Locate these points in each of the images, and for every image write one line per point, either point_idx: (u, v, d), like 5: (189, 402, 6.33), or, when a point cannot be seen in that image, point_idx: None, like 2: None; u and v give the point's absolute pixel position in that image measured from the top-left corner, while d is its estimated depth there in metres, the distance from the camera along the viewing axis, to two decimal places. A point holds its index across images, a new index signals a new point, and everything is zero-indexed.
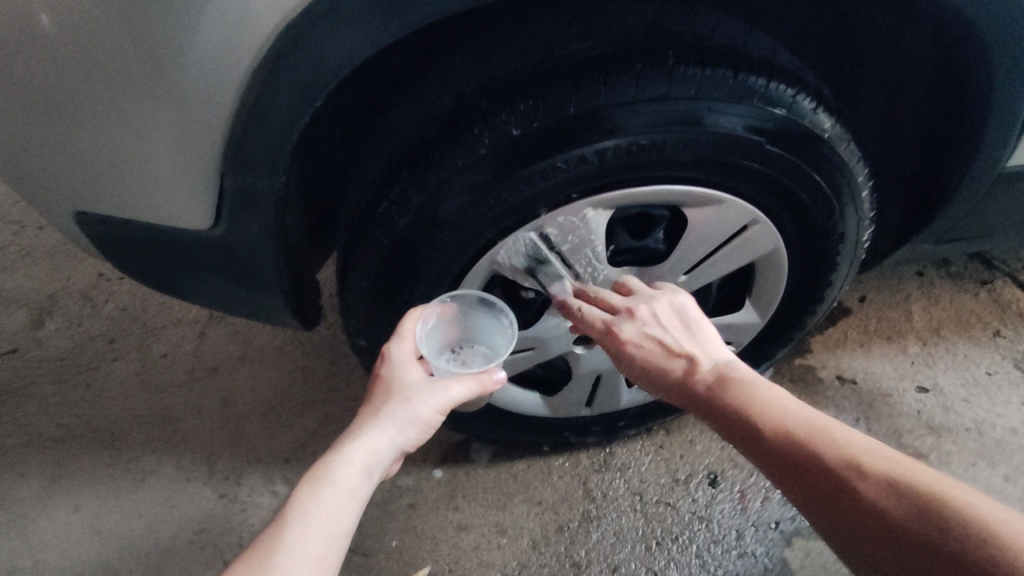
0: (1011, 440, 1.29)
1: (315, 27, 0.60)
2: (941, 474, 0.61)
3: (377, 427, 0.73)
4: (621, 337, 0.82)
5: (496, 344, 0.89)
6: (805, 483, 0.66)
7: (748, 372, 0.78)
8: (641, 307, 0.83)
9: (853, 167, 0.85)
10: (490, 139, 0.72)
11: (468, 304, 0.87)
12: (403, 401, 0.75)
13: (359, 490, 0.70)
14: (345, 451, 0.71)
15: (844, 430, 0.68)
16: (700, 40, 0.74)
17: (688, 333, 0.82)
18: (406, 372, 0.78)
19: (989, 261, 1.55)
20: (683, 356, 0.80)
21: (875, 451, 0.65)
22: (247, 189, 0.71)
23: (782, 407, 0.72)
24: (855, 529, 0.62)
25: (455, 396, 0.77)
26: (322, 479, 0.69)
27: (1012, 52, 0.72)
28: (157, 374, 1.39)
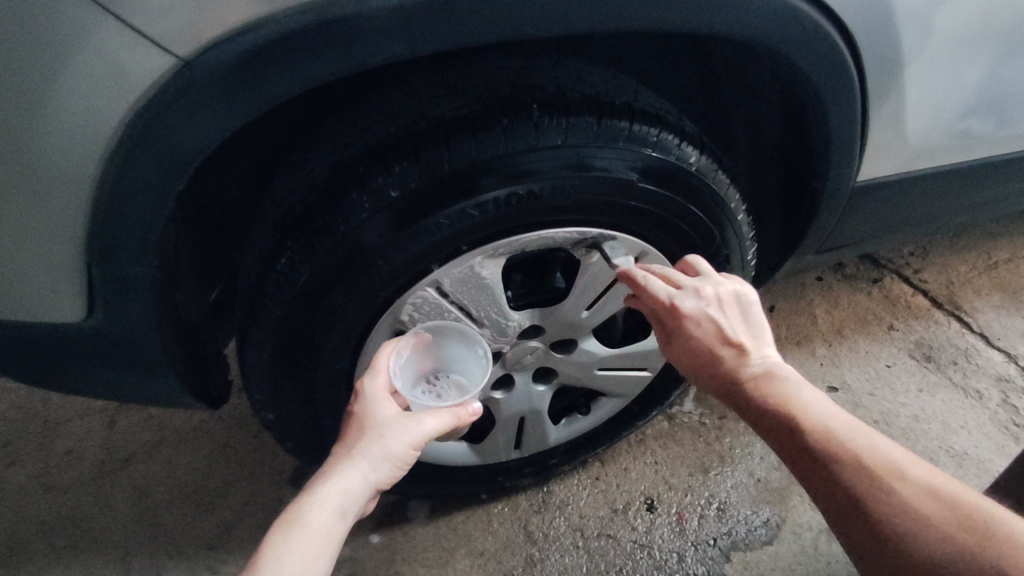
0: (914, 427, 1.38)
1: (163, 115, 0.59)
2: (972, 490, 0.62)
3: (350, 466, 0.70)
4: (682, 313, 0.78)
5: (470, 373, 0.90)
6: (831, 482, 0.64)
7: (795, 376, 0.74)
8: (706, 288, 0.79)
9: (727, 194, 0.90)
10: (370, 203, 0.73)
11: (441, 333, 0.88)
12: (376, 438, 0.72)
13: (332, 533, 0.66)
14: (317, 492, 0.67)
15: (881, 437, 0.66)
16: (563, 91, 0.77)
17: (744, 323, 0.79)
18: (380, 406, 0.75)
19: (876, 261, 1.68)
20: (736, 343, 0.77)
21: (912, 461, 0.64)
22: (119, 277, 0.68)
23: (825, 408, 0.69)
24: (884, 531, 0.61)
25: (429, 429, 0.75)
26: (295, 523, 0.65)
27: (833, 86, 0.80)
28: (61, 473, 1.29)
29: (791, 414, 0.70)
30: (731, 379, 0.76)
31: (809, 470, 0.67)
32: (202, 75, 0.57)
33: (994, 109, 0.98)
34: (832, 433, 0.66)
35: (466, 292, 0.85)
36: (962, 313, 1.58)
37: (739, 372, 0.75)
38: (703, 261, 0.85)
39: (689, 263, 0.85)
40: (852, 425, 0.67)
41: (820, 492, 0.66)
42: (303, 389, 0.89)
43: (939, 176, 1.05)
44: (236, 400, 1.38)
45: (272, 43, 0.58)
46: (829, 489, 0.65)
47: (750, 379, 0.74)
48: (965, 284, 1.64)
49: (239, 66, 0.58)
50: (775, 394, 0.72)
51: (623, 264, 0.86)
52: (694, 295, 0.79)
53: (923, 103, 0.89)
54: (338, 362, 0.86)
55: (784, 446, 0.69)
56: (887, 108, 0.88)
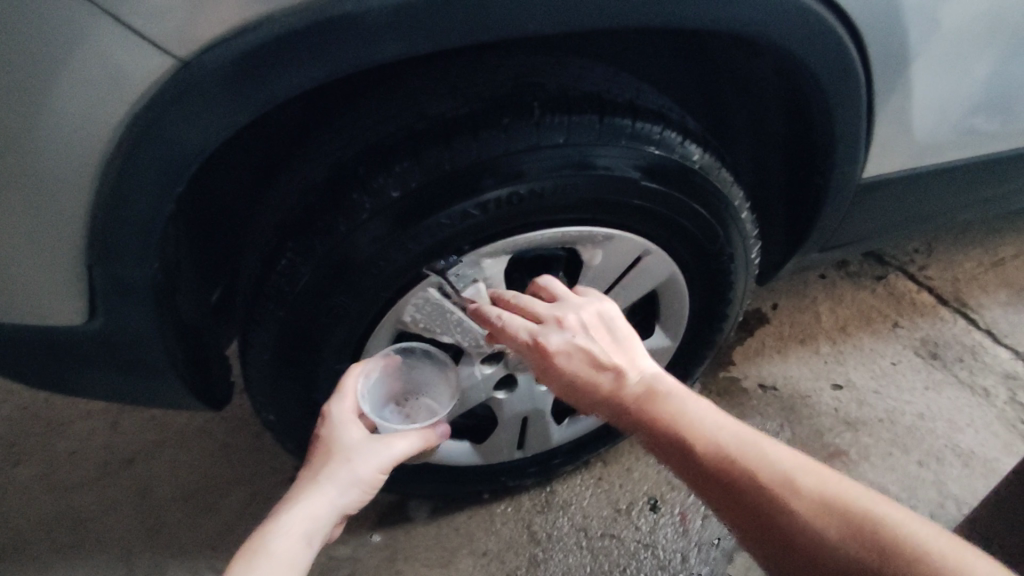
0: (919, 425, 1.37)
1: (163, 116, 0.58)
2: (861, 487, 0.60)
3: (317, 491, 0.69)
4: (549, 349, 0.75)
5: (440, 396, 0.91)
6: (735, 503, 0.63)
7: (678, 386, 0.72)
8: (547, 331, 0.76)
9: (730, 192, 0.89)
10: (370, 203, 0.73)
11: (413, 356, 0.87)
12: (344, 462, 0.71)
13: (298, 560, 0.64)
14: (283, 519, 0.66)
15: (768, 443, 0.65)
16: (566, 90, 0.76)
17: (617, 344, 0.76)
18: (345, 431, 0.74)
19: (881, 258, 1.67)
20: (613, 368, 0.74)
21: (798, 468, 0.62)
22: (119, 279, 0.68)
23: (710, 426, 0.67)
24: (791, 548, 0.59)
25: (396, 453, 0.74)
26: (260, 550, 0.63)
27: (838, 83, 0.79)
28: (64, 474, 1.29)
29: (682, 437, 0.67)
30: (620, 406, 0.73)
31: (715, 495, 0.64)
32: (202, 75, 0.57)
33: (1001, 105, 0.96)
34: (720, 451, 0.65)
35: (468, 292, 0.84)
36: (968, 310, 1.57)
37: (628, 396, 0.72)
38: (556, 282, 0.83)
39: (545, 288, 0.83)
40: (733, 438, 0.66)
41: (731, 515, 0.64)
42: (304, 389, 0.89)
43: (946, 173, 1.04)
44: (238, 401, 1.38)
45: (271, 42, 0.57)
46: (735, 510, 0.63)
47: (634, 406, 0.71)
48: (970, 281, 1.63)
49: (240, 66, 0.57)
50: (662, 417, 0.69)
51: (476, 297, 0.83)
52: (557, 328, 0.76)
53: (930, 99, 0.88)
54: (339, 362, 0.86)
55: (682, 470, 0.67)
56: (894, 104, 0.87)
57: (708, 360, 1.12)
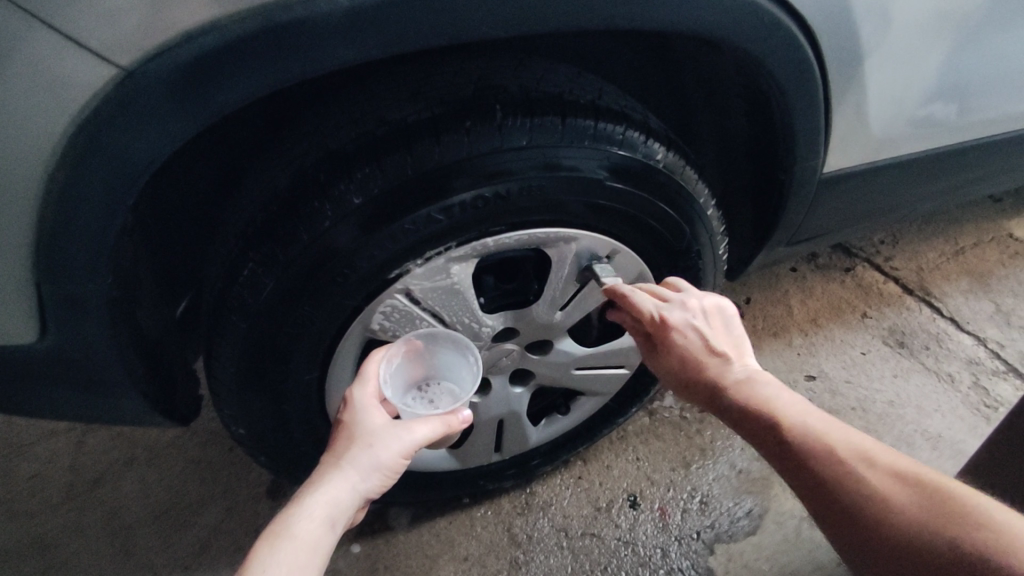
0: (889, 413, 1.40)
1: (108, 127, 0.56)
2: (947, 476, 0.65)
3: (338, 476, 0.70)
4: (670, 325, 0.84)
5: (462, 381, 0.88)
6: (809, 472, 0.70)
7: (774, 382, 0.80)
8: (670, 311, 0.84)
9: (696, 190, 0.90)
10: (332, 210, 0.72)
11: (434, 340, 0.86)
12: (366, 447, 0.72)
13: (321, 543, 0.67)
14: (305, 503, 0.68)
15: (853, 431, 0.72)
16: (527, 92, 0.76)
17: (725, 334, 0.85)
18: (367, 415, 0.75)
19: (849, 249, 1.71)
20: (720, 353, 0.82)
21: (884, 454, 0.68)
22: (72, 296, 0.66)
23: (800, 408, 0.75)
24: (860, 515, 0.65)
25: (418, 439, 0.75)
26: (281, 534, 0.65)
27: (795, 81, 0.80)
28: (30, 497, 1.25)
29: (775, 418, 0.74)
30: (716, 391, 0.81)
31: (790, 465, 0.72)
32: (146, 85, 0.55)
33: (954, 97, 0.99)
34: (811, 432, 0.72)
35: (437, 297, 0.83)
36: (932, 298, 1.61)
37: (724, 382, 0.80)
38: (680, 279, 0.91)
39: (670, 283, 0.90)
40: (828, 425, 0.72)
41: (802, 481, 0.70)
42: (273, 402, 0.87)
43: (905, 165, 1.07)
44: (210, 414, 1.35)
45: (219, 49, 0.56)
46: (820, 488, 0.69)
47: (731, 386, 0.80)
48: (934, 270, 1.67)
49: (186, 76, 0.56)
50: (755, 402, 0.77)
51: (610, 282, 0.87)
52: (681, 308, 0.85)
53: (885, 93, 0.90)
54: (308, 373, 0.85)
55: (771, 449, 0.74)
56: (850, 99, 0.88)
57: None
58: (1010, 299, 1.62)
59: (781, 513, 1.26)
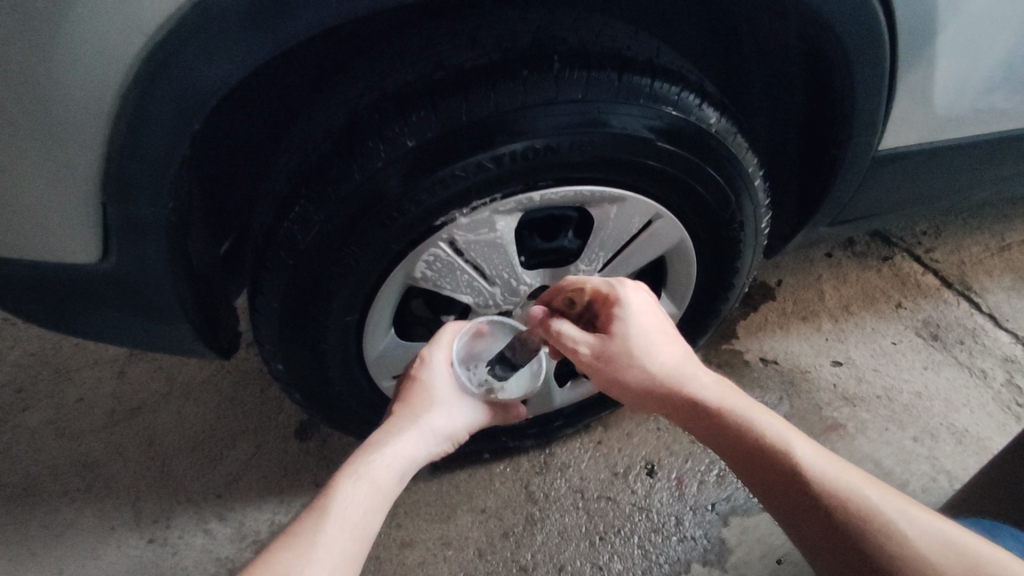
0: (916, 404, 1.39)
1: (181, 50, 0.57)
2: (861, 477, 0.65)
3: (418, 433, 0.79)
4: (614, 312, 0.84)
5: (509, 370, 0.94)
6: (750, 463, 0.70)
7: (706, 378, 0.80)
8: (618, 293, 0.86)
9: (745, 159, 0.88)
10: (385, 151, 0.73)
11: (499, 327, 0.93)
12: (442, 415, 0.83)
13: (393, 490, 0.73)
14: (390, 451, 0.75)
15: (786, 428, 0.71)
16: (585, 44, 0.76)
17: (659, 327, 0.85)
18: (443, 384, 0.85)
19: (888, 238, 1.67)
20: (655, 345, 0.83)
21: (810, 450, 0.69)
22: (135, 218, 0.68)
23: (734, 404, 0.75)
24: (795, 508, 0.65)
25: (473, 423, 0.88)
26: (369, 473, 0.72)
27: (860, 49, 0.78)
28: (73, 420, 1.31)
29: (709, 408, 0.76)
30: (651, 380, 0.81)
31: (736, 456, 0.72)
32: (222, 8, 0.56)
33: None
34: (739, 425, 0.73)
35: (478, 248, 0.84)
36: (972, 293, 1.57)
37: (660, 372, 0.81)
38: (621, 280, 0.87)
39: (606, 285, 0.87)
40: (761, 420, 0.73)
41: (746, 471, 0.71)
42: (311, 341, 0.90)
43: (963, 148, 1.03)
44: (243, 354, 1.39)
45: None
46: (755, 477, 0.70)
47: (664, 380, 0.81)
48: (976, 265, 1.63)
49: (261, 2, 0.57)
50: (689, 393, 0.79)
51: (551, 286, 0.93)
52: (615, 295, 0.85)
53: (954, 70, 0.87)
54: (348, 314, 0.87)
55: (707, 438, 0.76)
56: (916, 74, 0.85)
57: (712, 328, 1.13)
58: None
59: None
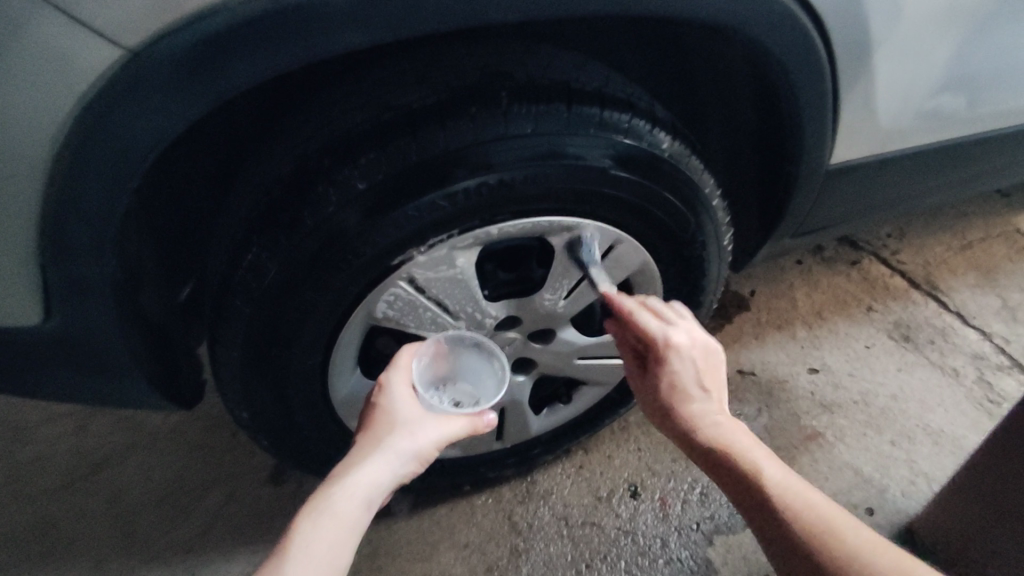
0: (893, 407, 1.40)
1: (111, 108, 0.56)
2: (823, 502, 0.75)
3: (380, 458, 0.73)
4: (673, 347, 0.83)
5: (482, 384, 0.93)
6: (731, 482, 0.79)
7: (712, 408, 0.85)
8: (674, 332, 0.84)
9: (701, 180, 0.89)
10: (335, 195, 0.72)
11: (458, 343, 0.90)
12: (407, 434, 0.76)
13: (357, 522, 0.69)
14: (349, 482, 0.70)
15: (762, 454, 0.80)
16: (532, 79, 0.76)
17: (707, 371, 0.85)
18: (403, 405, 0.79)
19: (855, 242, 1.69)
20: (689, 386, 0.85)
21: (810, 494, 0.76)
22: (76, 279, 0.66)
23: (729, 430, 0.82)
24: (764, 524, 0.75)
25: (451, 433, 0.79)
26: (326, 509, 0.68)
27: (800, 73, 0.80)
28: (33, 479, 1.26)
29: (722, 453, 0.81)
30: (678, 418, 0.85)
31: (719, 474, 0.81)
32: (151, 67, 0.55)
33: (965, 89, 0.98)
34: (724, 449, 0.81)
35: (439, 285, 0.83)
36: (939, 293, 1.60)
37: (685, 413, 0.84)
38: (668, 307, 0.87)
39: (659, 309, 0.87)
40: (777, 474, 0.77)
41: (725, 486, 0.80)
42: (275, 387, 0.88)
43: (913, 157, 1.06)
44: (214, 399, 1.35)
45: (226, 33, 0.55)
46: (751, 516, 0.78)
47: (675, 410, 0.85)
48: (942, 264, 1.66)
49: (192, 60, 0.56)
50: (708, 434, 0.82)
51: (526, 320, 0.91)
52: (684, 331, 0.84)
53: (895, 84, 0.89)
54: (311, 358, 0.85)
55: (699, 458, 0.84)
56: (861, 89, 0.87)
57: None
58: (1017, 294, 1.61)
59: None
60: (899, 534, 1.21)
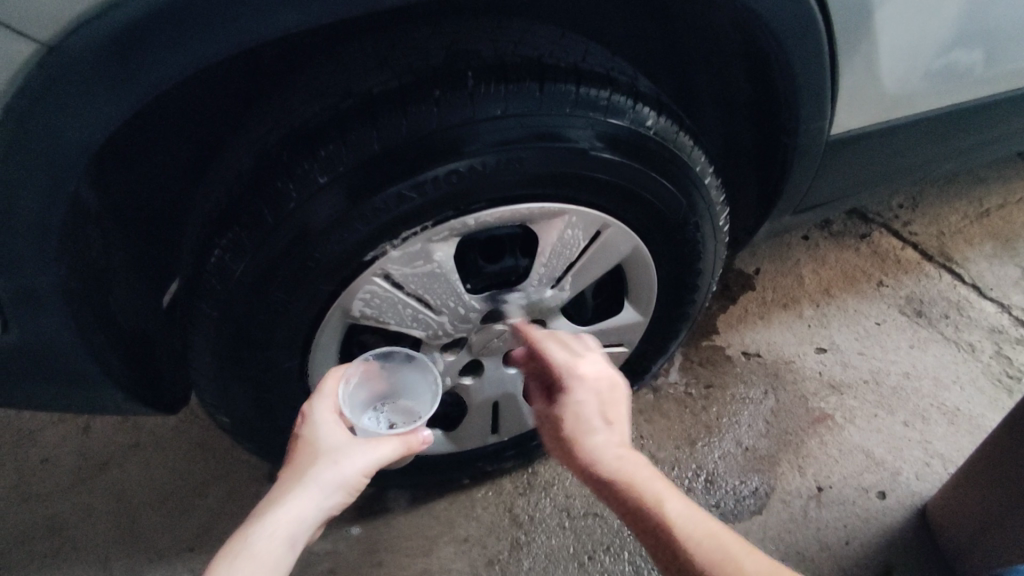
0: (905, 385, 1.35)
1: (37, 105, 0.52)
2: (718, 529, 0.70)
3: (300, 492, 0.67)
4: (577, 374, 0.82)
5: (421, 400, 0.89)
6: (629, 514, 0.73)
7: (607, 436, 0.79)
8: (580, 361, 0.84)
9: (690, 157, 0.84)
10: (296, 191, 0.69)
11: (389, 359, 0.87)
12: (331, 464, 0.70)
13: (281, 563, 0.62)
14: (265, 521, 0.64)
15: (658, 481, 0.74)
16: (502, 57, 0.71)
17: (610, 400, 0.82)
18: (329, 432, 0.73)
19: (864, 215, 1.63)
20: (590, 415, 0.80)
21: (706, 522, 0.70)
22: (23, 291, 0.62)
23: (625, 457, 0.77)
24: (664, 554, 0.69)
25: (383, 457, 0.73)
26: (240, 553, 0.61)
27: (788, 39, 0.74)
28: (33, 483, 1.23)
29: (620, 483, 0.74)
30: (574, 450, 0.79)
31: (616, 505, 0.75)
32: (72, 61, 0.51)
33: (977, 46, 0.91)
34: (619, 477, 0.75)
35: (416, 279, 0.79)
36: (954, 265, 1.53)
37: (584, 443, 0.78)
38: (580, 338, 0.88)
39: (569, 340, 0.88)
40: (676, 507, 0.72)
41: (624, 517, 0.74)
42: (255, 390, 0.85)
43: (922, 123, 0.99)
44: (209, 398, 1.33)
45: (150, 17, 0.51)
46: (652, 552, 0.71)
47: (571, 437, 0.80)
48: (956, 235, 1.59)
49: (115, 49, 0.52)
50: (607, 465, 0.76)
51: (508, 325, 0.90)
52: (583, 362, 0.84)
53: (899, 43, 0.82)
54: (288, 359, 0.82)
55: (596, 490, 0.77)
56: (862, 51, 0.81)
57: (684, 331, 1.08)
58: None
59: (790, 490, 1.20)
60: (912, 518, 1.17)
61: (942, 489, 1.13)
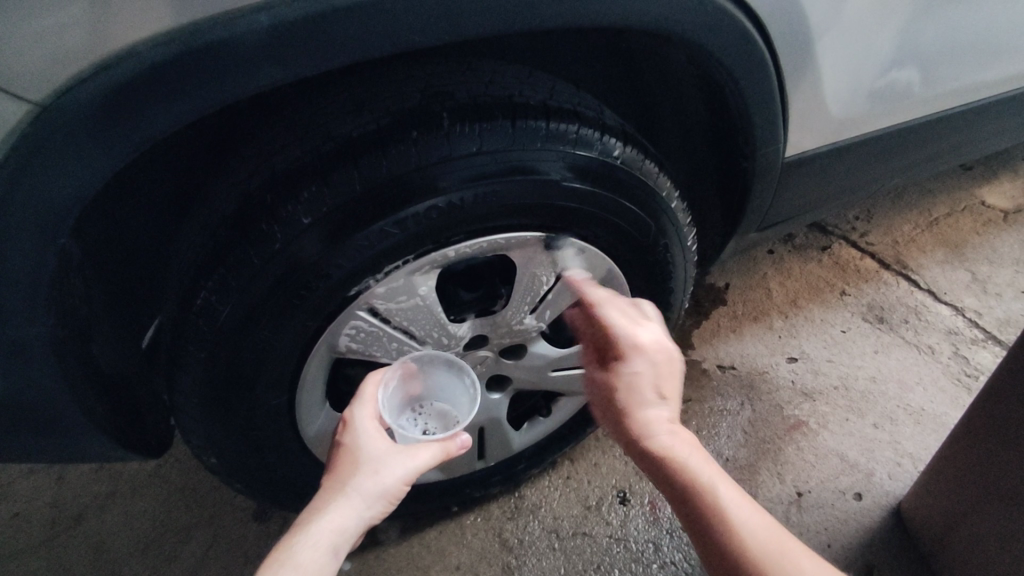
0: (873, 389, 1.41)
1: (28, 164, 0.54)
2: (772, 529, 0.70)
3: (344, 502, 0.69)
4: (639, 342, 0.81)
5: (456, 402, 0.94)
6: (678, 488, 0.72)
7: (660, 413, 0.77)
8: (641, 331, 0.83)
9: (657, 184, 0.88)
10: (280, 233, 0.71)
11: (426, 364, 0.90)
12: (371, 473, 0.72)
13: (325, 571, 0.65)
14: (309, 531, 0.66)
15: (712, 466, 0.73)
16: (474, 98, 0.75)
17: (668, 377, 0.80)
18: (369, 441, 0.75)
19: (824, 228, 1.71)
20: (656, 392, 0.78)
21: (762, 525, 0.70)
22: (13, 341, 0.63)
23: (676, 436, 0.76)
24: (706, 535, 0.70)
25: (423, 463, 0.76)
26: (286, 561, 0.64)
27: (740, 73, 0.80)
28: (8, 540, 1.19)
29: (664, 458, 0.74)
30: (625, 419, 0.78)
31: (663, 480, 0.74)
32: (64, 120, 0.53)
33: (911, 73, 0.98)
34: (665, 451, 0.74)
35: (400, 311, 0.81)
36: (909, 271, 1.61)
37: (637, 413, 0.77)
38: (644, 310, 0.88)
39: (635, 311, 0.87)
40: (727, 491, 0.71)
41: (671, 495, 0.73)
42: (241, 429, 0.85)
43: (868, 142, 1.06)
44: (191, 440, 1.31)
45: (139, 77, 0.54)
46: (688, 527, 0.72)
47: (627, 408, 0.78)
48: (909, 243, 1.68)
49: (105, 107, 0.54)
50: (657, 438, 0.75)
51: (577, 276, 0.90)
52: (649, 333, 0.82)
53: (840, 73, 0.89)
54: (276, 397, 0.83)
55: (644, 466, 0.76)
56: (806, 81, 0.87)
57: None
58: (985, 266, 1.63)
59: (771, 497, 1.24)
60: (889, 518, 1.21)
61: (915, 490, 1.17)
